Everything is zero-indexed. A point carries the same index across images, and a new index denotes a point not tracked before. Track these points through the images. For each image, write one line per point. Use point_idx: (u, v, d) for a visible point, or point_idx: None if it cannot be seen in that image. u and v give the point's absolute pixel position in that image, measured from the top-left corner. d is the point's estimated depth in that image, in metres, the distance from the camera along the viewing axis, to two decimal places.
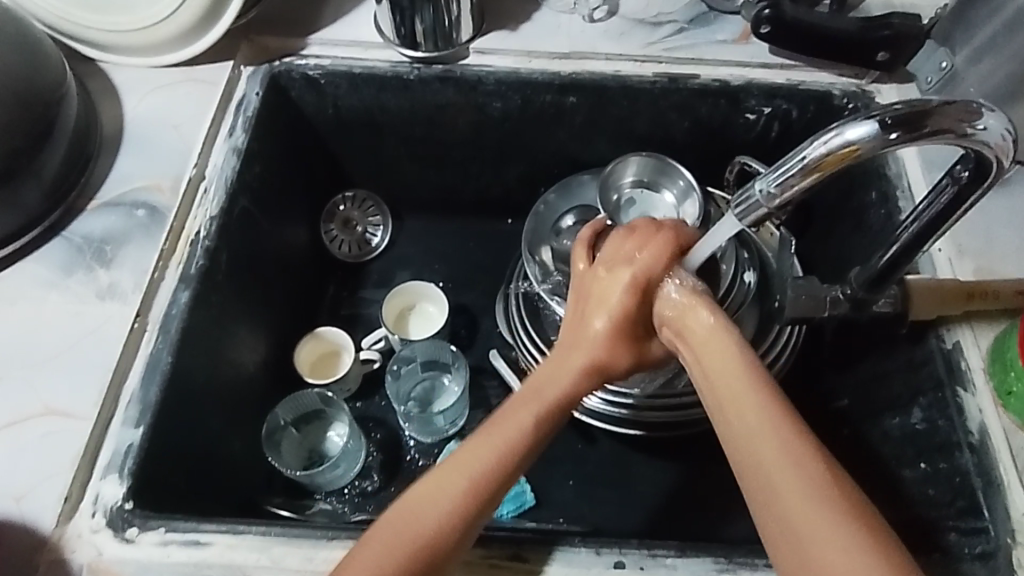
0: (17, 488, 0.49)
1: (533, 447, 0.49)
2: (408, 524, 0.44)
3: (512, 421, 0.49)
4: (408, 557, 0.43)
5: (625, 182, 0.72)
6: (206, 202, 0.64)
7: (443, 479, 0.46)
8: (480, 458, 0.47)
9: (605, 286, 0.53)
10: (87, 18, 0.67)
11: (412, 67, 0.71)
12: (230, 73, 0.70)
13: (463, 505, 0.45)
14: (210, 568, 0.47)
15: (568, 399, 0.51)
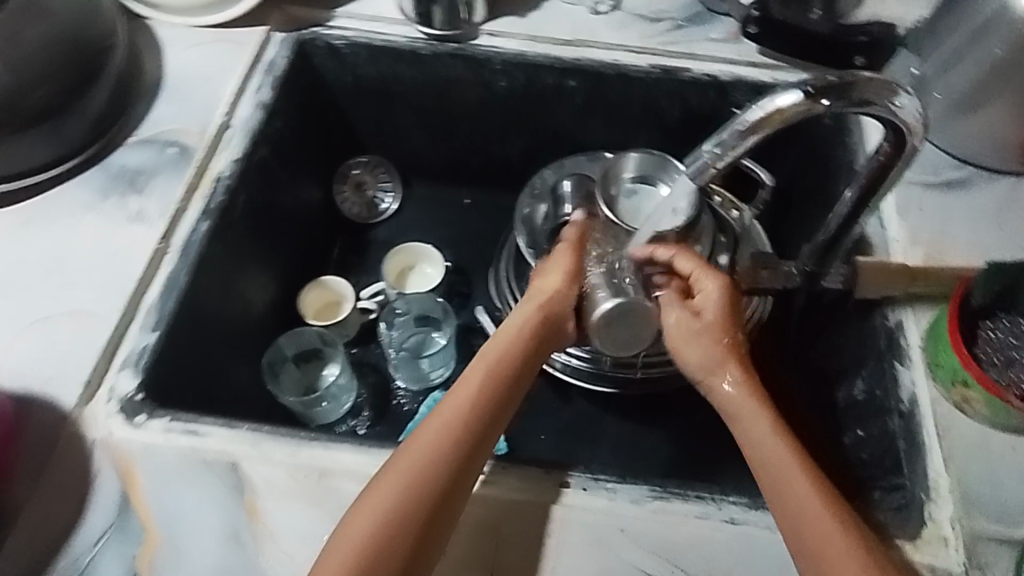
0: (45, 375, 0.56)
1: (495, 402, 0.55)
2: (387, 491, 0.49)
3: (469, 380, 0.55)
4: (394, 517, 0.48)
5: (625, 176, 0.75)
6: (230, 147, 0.70)
7: (409, 452, 0.51)
8: (451, 412, 0.53)
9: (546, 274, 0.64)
10: None
11: (426, 43, 0.78)
12: (262, 37, 0.78)
13: (444, 458, 0.50)
14: (205, 454, 0.53)
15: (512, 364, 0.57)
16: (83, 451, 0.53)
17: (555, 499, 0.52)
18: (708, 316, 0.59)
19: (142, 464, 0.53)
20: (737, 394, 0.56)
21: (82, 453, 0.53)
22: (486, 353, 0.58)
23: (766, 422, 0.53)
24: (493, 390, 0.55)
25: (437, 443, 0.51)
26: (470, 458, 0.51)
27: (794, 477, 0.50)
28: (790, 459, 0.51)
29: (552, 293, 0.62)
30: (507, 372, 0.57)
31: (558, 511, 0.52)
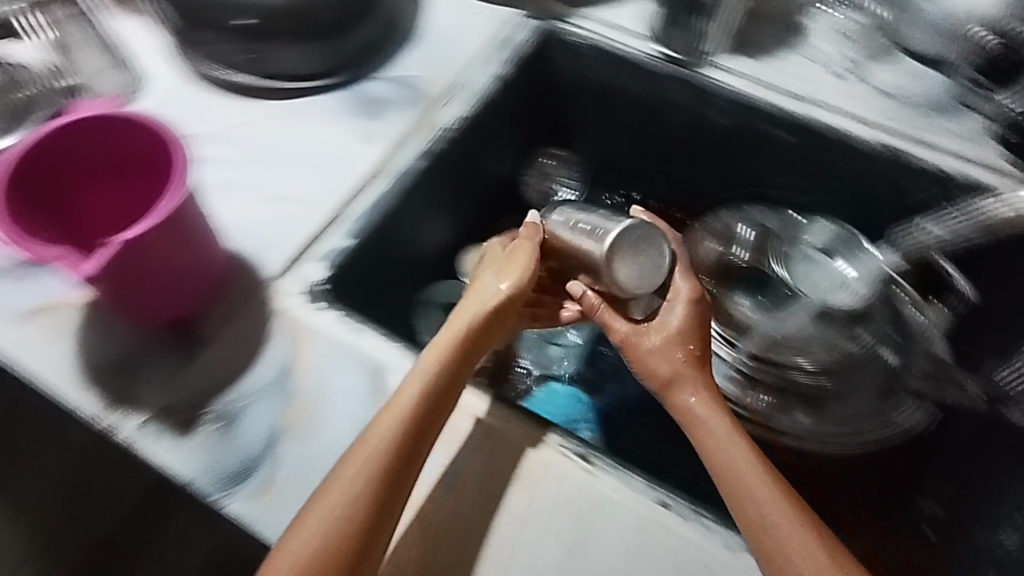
0: (261, 243, 0.66)
1: (437, 409, 0.54)
2: (344, 489, 0.50)
3: (404, 397, 0.54)
4: (354, 511, 0.49)
5: (808, 243, 0.82)
6: (459, 103, 0.77)
7: (354, 455, 0.52)
8: (380, 433, 0.52)
9: (482, 287, 0.60)
10: None
11: (660, 62, 0.81)
12: (513, 18, 0.84)
13: (378, 471, 0.51)
14: (362, 353, 0.59)
15: (446, 380, 0.55)
16: (268, 315, 0.62)
17: (651, 515, 0.54)
18: (676, 320, 0.59)
19: (311, 342, 0.60)
20: (696, 404, 0.57)
21: (267, 315, 0.62)
22: (433, 371, 0.55)
23: (725, 430, 0.55)
24: (428, 397, 0.54)
25: (383, 447, 0.51)
26: (411, 463, 0.52)
27: (759, 488, 0.52)
28: (750, 459, 0.53)
29: (472, 313, 0.59)
30: (444, 382, 0.55)
31: (651, 527, 0.53)
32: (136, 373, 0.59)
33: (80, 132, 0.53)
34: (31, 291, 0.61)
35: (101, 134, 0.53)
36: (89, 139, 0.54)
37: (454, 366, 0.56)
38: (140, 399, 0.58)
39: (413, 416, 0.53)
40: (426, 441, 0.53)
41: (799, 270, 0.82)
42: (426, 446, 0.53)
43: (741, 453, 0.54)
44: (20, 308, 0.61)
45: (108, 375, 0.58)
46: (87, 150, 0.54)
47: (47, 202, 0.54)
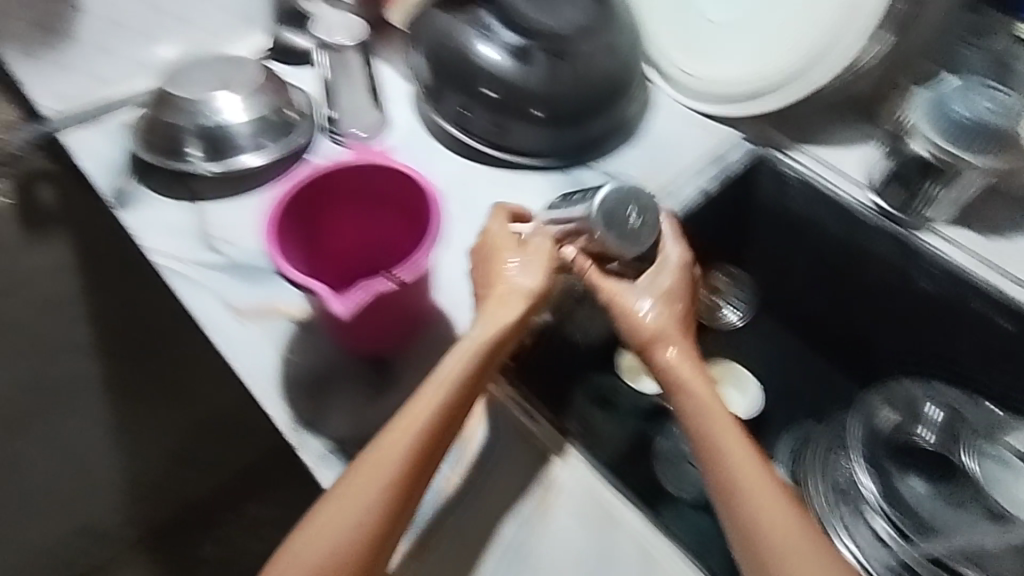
0: (459, 302, 0.68)
1: (436, 434, 0.54)
2: (372, 465, 0.52)
3: (399, 426, 0.54)
4: (384, 491, 0.52)
5: (1008, 446, 0.71)
6: (666, 212, 0.78)
7: (386, 445, 0.53)
8: (379, 457, 0.53)
9: (506, 304, 0.59)
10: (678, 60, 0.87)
11: (875, 213, 0.79)
12: (732, 139, 0.84)
13: (387, 491, 0.52)
14: None
15: (446, 407, 0.55)
16: None
17: None
18: (660, 307, 0.62)
19: None
20: (675, 358, 0.59)
21: None
22: (433, 403, 0.55)
23: (737, 442, 0.54)
24: (428, 423, 0.54)
25: (411, 432, 0.53)
26: (412, 484, 0.53)
27: (776, 509, 0.51)
28: (737, 441, 0.54)
29: (504, 324, 0.58)
30: (442, 408, 0.55)
31: None
32: (327, 397, 0.62)
33: (360, 169, 0.60)
34: (256, 294, 0.68)
35: (376, 174, 0.60)
36: (363, 175, 0.60)
37: (456, 396, 0.56)
38: (328, 427, 0.61)
39: (412, 443, 0.53)
40: (430, 461, 0.54)
41: (994, 472, 0.69)
42: (428, 467, 0.54)
43: (750, 464, 0.53)
44: (241, 308, 0.66)
45: (305, 392, 0.62)
46: (358, 183, 0.61)
47: (309, 222, 0.60)
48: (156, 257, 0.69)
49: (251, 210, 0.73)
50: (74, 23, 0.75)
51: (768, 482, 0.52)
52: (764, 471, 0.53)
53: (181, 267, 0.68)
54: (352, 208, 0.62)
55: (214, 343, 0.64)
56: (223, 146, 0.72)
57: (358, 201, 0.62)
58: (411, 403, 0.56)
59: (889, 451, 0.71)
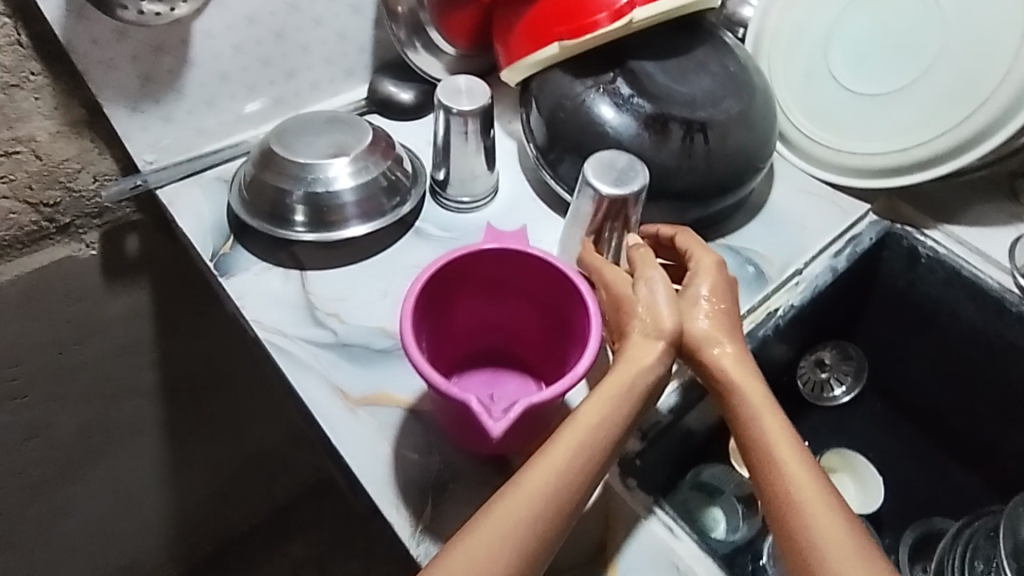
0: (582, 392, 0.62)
1: (575, 491, 0.49)
2: (507, 510, 0.47)
3: (532, 480, 0.48)
4: (521, 547, 0.46)
5: None
6: (793, 293, 0.72)
7: (519, 493, 0.48)
8: (513, 515, 0.47)
9: (645, 345, 0.54)
10: (805, 125, 0.79)
11: (1022, 301, 0.73)
12: (861, 214, 0.77)
13: (517, 551, 0.46)
14: (677, 558, 0.55)
15: (587, 465, 0.49)
16: None
17: None
18: (710, 311, 0.57)
19: (623, 522, 0.57)
20: (731, 363, 0.55)
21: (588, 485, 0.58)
22: (572, 460, 0.49)
23: (786, 448, 0.52)
24: (571, 483, 0.48)
25: (548, 481, 0.48)
26: (546, 543, 0.47)
27: (824, 523, 0.48)
28: (798, 456, 0.51)
29: (644, 366, 0.53)
30: (582, 466, 0.49)
31: None
32: (450, 501, 0.56)
33: (490, 260, 0.56)
34: (368, 378, 0.62)
35: (506, 265, 0.57)
36: (492, 265, 0.57)
37: (596, 452, 0.50)
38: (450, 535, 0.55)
39: (550, 502, 0.48)
40: (567, 522, 0.49)
41: None
42: (564, 527, 0.48)
43: (798, 468, 0.51)
44: (354, 394, 0.61)
45: (426, 495, 0.56)
46: (484, 273, 0.58)
47: (434, 314, 0.56)
48: (261, 331, 0.65)
49: (359, 281, 0.69)
50: (180, 77, 0.72)
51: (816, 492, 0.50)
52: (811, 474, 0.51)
53: (287, 344, 0.64)
54: (487, 295, 0.59)
55: (324, 434, 0.59)
56: (328, 214, 0.68)
57: (480, 289, 0.59)
58: (541, 454, 0.49)
59: None
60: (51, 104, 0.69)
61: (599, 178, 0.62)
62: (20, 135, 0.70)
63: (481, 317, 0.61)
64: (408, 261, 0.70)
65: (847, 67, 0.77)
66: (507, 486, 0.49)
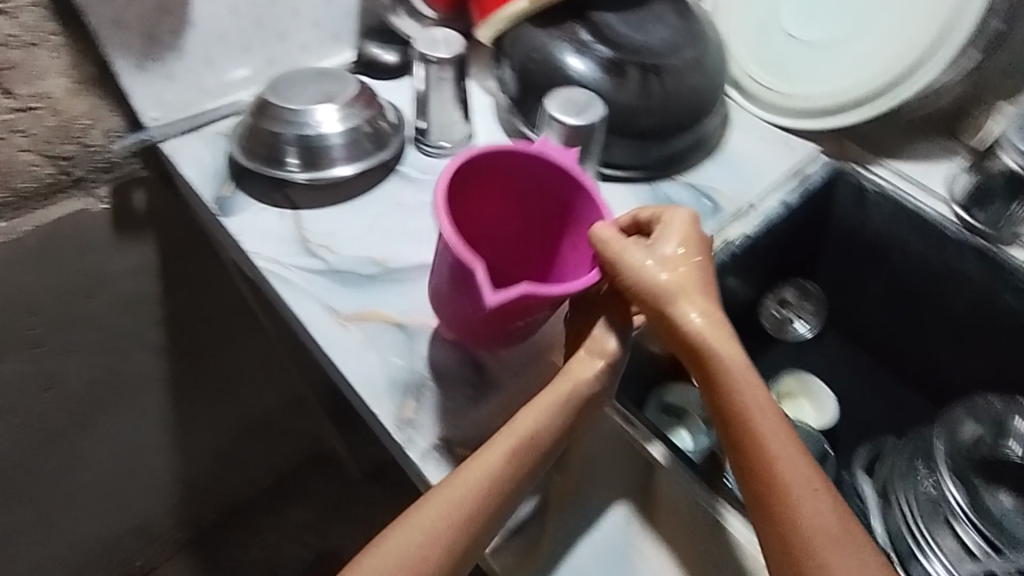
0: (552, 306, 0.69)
1: (518, 476, 0.54)
2: (454, 492, 0.52)
3: (480, 466, 0.54)
4: (466, 519, 0.52)
5: None
6: (747, 224, 0.79)
7: (468, 474, 0.53)
8: (459, 491, 0.53)
9: (583, 361, 0.58)
10: (756, 74, 0.87)
11: (957, 228, 0.79)
12: (811, 154, 0.84)
13: (462, 520, 0.52)
14: (631, 444, 0.63)
15: (526, 452, 0.55)
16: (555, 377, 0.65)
17: None
18: (654, 272, 0.56)
19: (586, 418, 0.64)
20: (700, 325, 0.55)
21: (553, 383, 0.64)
22: (515, 445, 0.54)
23: (761, 412, 0.52)
24: (514, 466, 0.54)
25: (488, 467, 0.53)
26: (490, 516, 0.53)
27: (794, 485, 0.49)
28: (761, 405, 0.53)
29: (583, 377, 0.58)
30: (523, 454, 0.54)
31: None
32: (431, 398, 0.63)
33: (525, 169, 0.62)
34: (357, 299, 0.69)
35: (548, 175, 0.61)
36: (524, 174, 0.62)
37: (538, 441, 0.55)
38: (429, 423, 0.61)
39: (494, 481, 0.53)
40: (510, 497, 0.54)
41: None
42: (508, 503, 0.54)
43: (772, 432, 0.51)
44: (344, 311, 0.67)
45: (410, 391, 0.63)
46: (525, 176, 0.62)
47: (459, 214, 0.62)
48: (258, 260, 0.71)
49: (349, 219, 0.75)
50: (182, 37, 0.78)
51: (786, 454, 0.51)
52: (784, 436, 0.51)
53: (284, 271, 0.70)
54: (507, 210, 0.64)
55: (318, 345, 0.65)
56: (320, 155, 0.74)
57: (506, 200, 0.64)
58: (492, 445, 0.55)
59: (977, 475, 0.73)
60: (67, 62, 0.77)
61: (566, 115, 0.68)
62: (39, 91, 0.77)
63: (505, 227, 0.66)
64: (393, 200, 0.77)
65: (795, 18, 0.84)
66: (458, 469, 0.54)
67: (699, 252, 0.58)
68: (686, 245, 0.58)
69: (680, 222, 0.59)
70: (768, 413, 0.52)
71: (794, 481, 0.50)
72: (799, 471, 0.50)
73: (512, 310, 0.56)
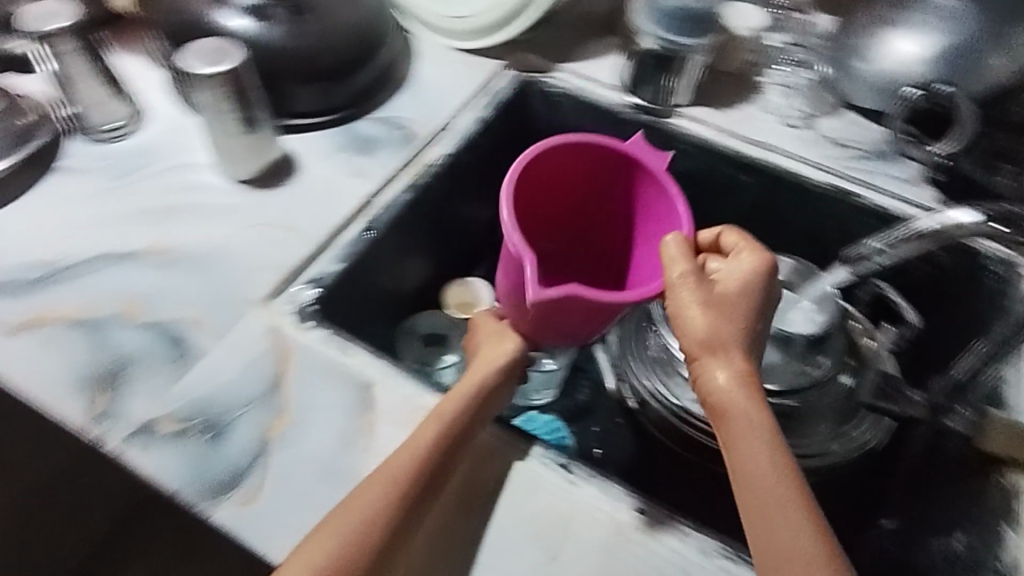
0: (253, 263, 0.68)
1: (421, 488, 0.52)
2: (379, 493, 0.50)
3: (380, 485, 0.50)
4: (348, 553, 0.47)
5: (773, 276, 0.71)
6: (443, 144, 0.81)
7: (358, 497, 0.50)
8: (345, 522, 0.48)
9: (492, 350, 0.62)
10: (422, 4, 0.89)
11: (628, 109, 0.86)
12: (495, 70, 0.89)
13: (349, 555, 0.47)
14: (348, 371, 0.62)
15: (426, 460, 0.53)
16: (262, 329, 0.64)
17: (630, 520, 0.56)
18: (702, 318, 0.52)
19: (297, 357, 0.62)
20: (726, 377, 0.50)
21: (257, 333, 0.64)
22: (420, 454, 0.53)
23: (751, 430, 0.49)
24: (413, 480, 0.51)
25: (384, 486, 0.50)
26: (383, 539, 0.49)
27: (772, 511, 0.46)
28: (777, 480, 0.47)
29: (489, 368, 0.60)
30: (428, 463, 0.53)
31: (629, 530, 0.56)
32: (126, 384, 0.60)
33: (589, 156, 0.63)
34: (30, 303, 0.64)
35: (607, 171, 0.64)
36: (587, 158, 0.63)
37: (446, 439, 0.54)
38: (127, 407, 0.59)
39: (391, 504, 0.50)
40: (415, 512, 0.51)
41: None
42: (412, 518, 0.51)
43: (755, 451, 0.48)
44: (10, 322, 0.63)
45: (101, 383, 0.60)
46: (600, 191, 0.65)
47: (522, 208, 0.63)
48: None
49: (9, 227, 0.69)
50: None
51: (774, 480, 0.47)
52: (773, 457, 0.48)
53: None
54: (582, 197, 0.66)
55: None
56: None
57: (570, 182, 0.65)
58: (394, 457, 0.52)
59: None
60: None
61: (212, 63, 0.66)
62: None
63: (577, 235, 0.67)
64: (63, 196, 0.71)
65: None
66: (352, 495, 0.51)
67: (749, 298, 0.52)
68: (732, 281, 0.53)
69: (746, 256, 0.54)
70: (766, 436, 0.49)
71: (784, 558, 0.45)
72: (781, 494, 0.46)
73: (564, 309, 0.56)
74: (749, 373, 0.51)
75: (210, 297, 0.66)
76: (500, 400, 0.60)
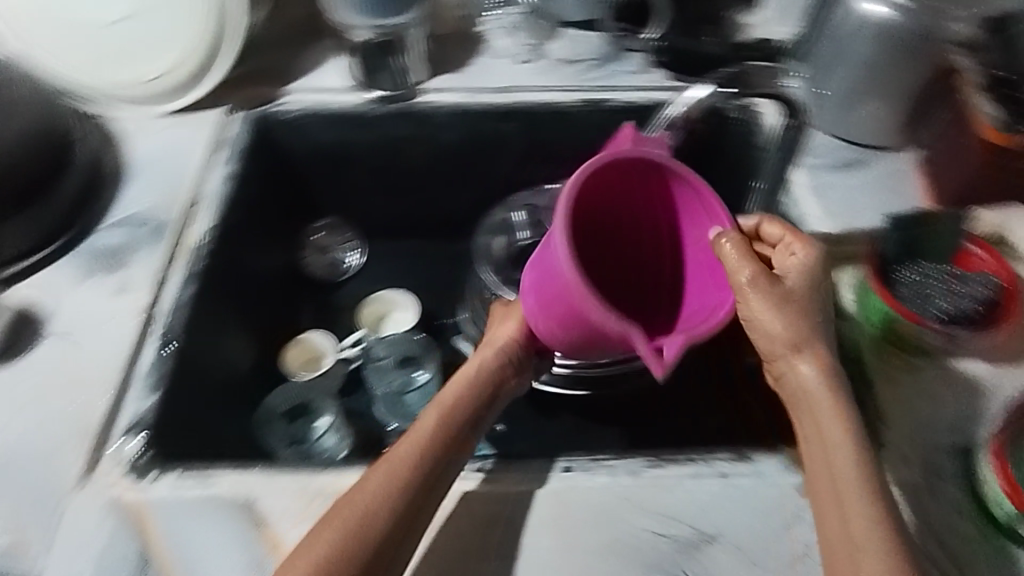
0: (47, 444, 0.57)
1: (432, 467, 0.52)
2: (387, 475, 0.50)
3: (386, 464, 0.51)
4: (354, 543, 0.47)
5: None
6: (201, 218, 0.72)
7: (370, 481, 0.50)
8: (348, 505, 0.49)
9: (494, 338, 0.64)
10: (96, 78, 0.76)
11: (373, 105, 0.82)
12: (218, 118, 0.80)
13: (347, 546, 0.47)
14: (221, 497, 0.55)
15: (436, 439, 0.54)
16: (98, 508, 0.54)
17: (561, 483, 0.57)
18: (775, 320, 0.53)
19: (155, 514, 0.54)
20: (813, 371, 0.53)
21: (92, 518, 0.54)
22: (427, 436, 0.53)
23: (830, 420, 0.51)
24: (427, 464, 0.52)
25: (396, 469, 0.51)
26: (394, 522, 0.49)
27: (846, 497, 0.48)
28: (850, 467, 0.49)
29: (483, 359, 0.61)
30: (441, 441, 0.54)
31: (565, 493, 0.56)
32: None
33: (629, 167, 0.57)
34: None
35: (638, 180, 0.58)
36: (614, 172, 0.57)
37: (455, 421, 0.56)
38: None
39: (404, 486, 0.50)
40: (426, 492, 0.51)
41: None
42: (425, 499, 0.51)
43: (833, 435, 0.50)
44: None
45: None
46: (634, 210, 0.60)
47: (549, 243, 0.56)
48: None
49: None
50: None
51: (853, 467, 0.49)
52: (850, 445, 0.50)
53: None
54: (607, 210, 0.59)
55: None
56: None
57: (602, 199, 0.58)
58: (402, 438, 0.53)
59: None
60: None
61: None
62: None
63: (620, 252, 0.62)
64: None
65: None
66: (360, 480, 0.51)
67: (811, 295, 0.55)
68: (796, 280, 0.55)
69: (801, 253, 0.56)
70: (844, 426, 0.50)
71: (851, 541, 0.46)
72: (853, 480, 0.48)
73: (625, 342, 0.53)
74: (829, 368, 0.53)
75: (12, 507, 0.54)
76: (503, 381, 0.61)
